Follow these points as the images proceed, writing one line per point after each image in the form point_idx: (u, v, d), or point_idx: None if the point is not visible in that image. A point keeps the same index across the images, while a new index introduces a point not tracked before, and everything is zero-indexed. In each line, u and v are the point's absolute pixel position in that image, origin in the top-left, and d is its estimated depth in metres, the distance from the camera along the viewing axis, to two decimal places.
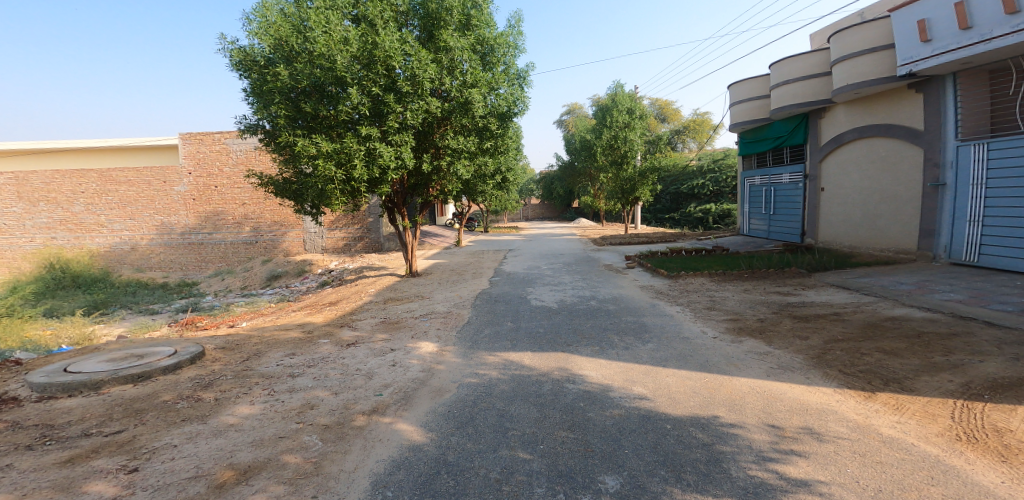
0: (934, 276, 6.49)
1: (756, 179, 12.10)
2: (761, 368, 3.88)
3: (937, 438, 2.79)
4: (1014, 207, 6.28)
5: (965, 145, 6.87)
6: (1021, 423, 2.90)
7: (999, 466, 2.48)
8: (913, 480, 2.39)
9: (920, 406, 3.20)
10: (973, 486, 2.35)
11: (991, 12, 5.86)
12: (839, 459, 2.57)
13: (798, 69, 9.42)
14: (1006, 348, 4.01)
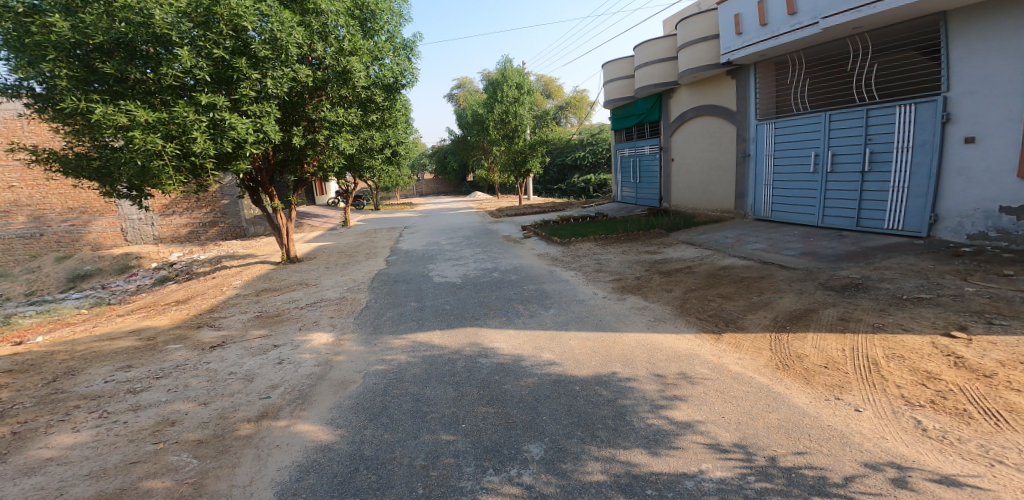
0: (746, 230, 7.88)
1: (624, 151, 13.34)
2: (643, 321, 4.43)
3: (765, 369, 3.46)
4: (791, 173, 7.84)
5: (761, 124, 8.34)
6: (810, 347, 3.75)
7: (806, 389, 3.18)
8: (758, 409, 2.94)
9: (750, 341, 3.94)
10: (790, 407, 2.97)
11: (778, 13, 7.09)
12: (707, 397, 3.07)
13: (650, 54, 10.48)
14: (793, 285, 5.11)
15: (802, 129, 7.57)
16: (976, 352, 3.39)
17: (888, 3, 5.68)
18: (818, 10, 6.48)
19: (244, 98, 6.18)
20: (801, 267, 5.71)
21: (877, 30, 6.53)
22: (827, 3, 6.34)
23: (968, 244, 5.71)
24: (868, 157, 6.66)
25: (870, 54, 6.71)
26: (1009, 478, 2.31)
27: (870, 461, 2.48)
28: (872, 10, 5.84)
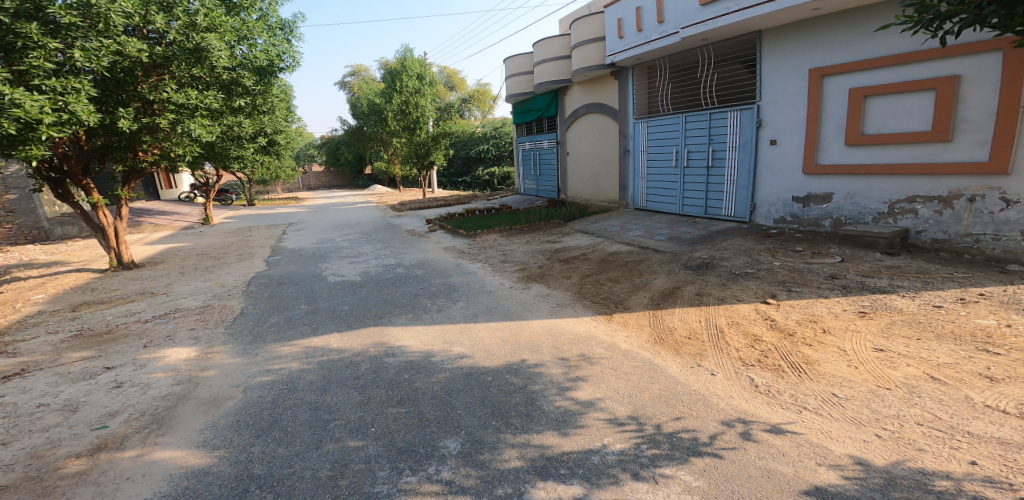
0: (629, 218, 8.58)
1: (525, 144, 13.78)
2: (547, 308, 4.67)
3: (647, 344, 3.82)
4: (658, 167, 8.70)
5: (636, 122, 9.08)
6: (679, 321, 4.23)
7: (676, 359, 3.57)
8: (643, 382, 3.23)
9: (635, 319, 4.32)
10: (666, 377, 3.31)
11: (650, 20, 7.75)
12: (605, 375, 3.31)
13: (546, 53, 10.91)
14: (664, 266, 5.70)
15: (666, 127, 8.43)
16: (785, 315, 4.23)
17: (727, 18, 6.48)
18: (680, 20, 7.19)
19: (35, 70, 5.04)
20: (669, 250, 6.38)
21: (715, 43, 7.47)
22: (686, 14, 7.07)
23: (773, 227, 6.96)
24: (710, 155, 7.70)
25: (712, 64, 7.64)
26: (813, 422, 2.80)
27: (727, 418, 2.85)
28: (714, 23, 6.64)
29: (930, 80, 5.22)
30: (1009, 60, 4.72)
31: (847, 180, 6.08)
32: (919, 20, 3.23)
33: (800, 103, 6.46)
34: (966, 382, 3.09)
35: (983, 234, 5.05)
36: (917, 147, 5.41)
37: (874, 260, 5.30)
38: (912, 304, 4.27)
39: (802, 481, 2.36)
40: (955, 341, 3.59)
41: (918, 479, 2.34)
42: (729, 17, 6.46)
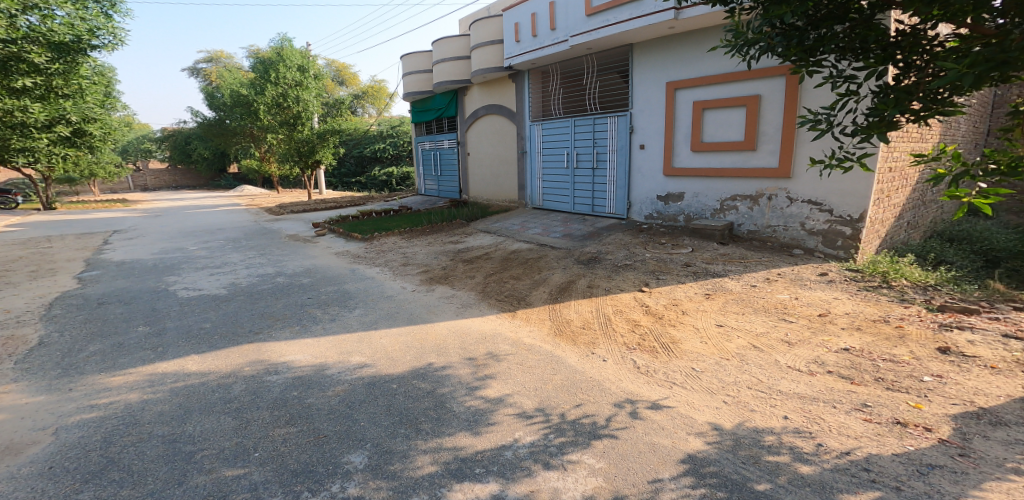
0: (528, 217, 8.87)
1: (425, 144, 13.54)
2: (452, 309, 4.73)
3: (548, 336, 4.04)
4: (552, 167, 9.14)
5: (532, 125, 9.42)
6: (574, 312, 4.55)
7: (570, 348, 3.81)
8: (547, 373, 3.39)
9: (536, 314, 4.55)
10: (567, 367, 3.49)
11: (543, 27, 8.11)
12: (512, 371, 3.43)
13: (445, 53, 10.85)
14: (559, 262, 6.05)
15: (558, 130, 8.88)
16: (655, 301, 4.74)
17: (607, 29, 7.00)
18: (570, 29, 7.62)
19: None
20: (563, 246, 6.76)
21: (600, 53, 8.03)
22: (574, 23, 7.53)
23: (644, 223, 7.65)
24: (595, 158, 8.26)
25: (596, 71, 8.20)
26: (682, 396, 3.15)
27: (617, 400, 3.08)
28: (597, 33, 7.15)
29: (743, 98, 6.17)
30: (790, 83, 5.71)
31: (694, 182, 6.94)
32: (730, 45, 3.59)
33: (658, 112, 7.23)
34: (777, 349, 3.78)
35: (783, 226, 6.14)
36: (738, 154, 6.38)
37: (714, 249, 6.17)
38: (738, 285, 5.08)
39: (678, 450, 2.64)
40: (765, 312, 4.44)
41: (755, 437, 2.77)
42: (609, 29, 6.99)
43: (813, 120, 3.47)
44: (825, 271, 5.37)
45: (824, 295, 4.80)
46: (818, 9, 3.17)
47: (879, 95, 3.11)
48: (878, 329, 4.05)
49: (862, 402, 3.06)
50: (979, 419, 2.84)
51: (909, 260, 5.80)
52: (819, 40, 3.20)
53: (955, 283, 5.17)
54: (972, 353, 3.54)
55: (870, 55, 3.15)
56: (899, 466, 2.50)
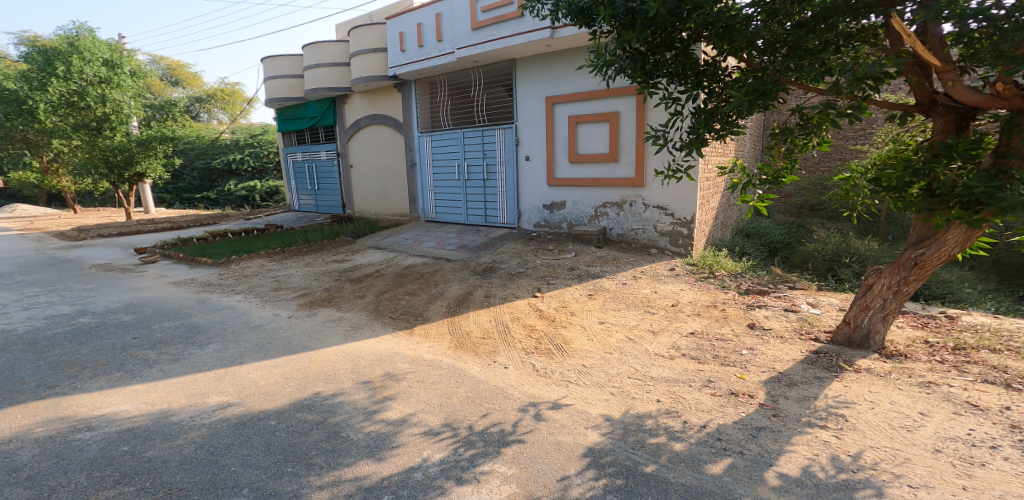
0: (422, 231, 8.69)
1: (297, 156, 12.43)
2: (340, 332, 4.41)
3: (449, 350, 4.06)
4: (443, 179, 9.10)
5: (420, 136, 9.26)
6: (473, 324, 4.61)
7: (474, 360, 3.89)
8: (452, 388, 3.41)
9: (435, 328, 4.52)
10: (471, 378, 3.57)
11: (429, 37, 8.10)
12: (413, 390, 3.37)
13: (316, 58, 10.06)
14: (455, 274, 6.09)
15: (447, 141, 8.87)
16: (547, 305, 5.05)
17: (491, 44, 7.18)
18: (456, 42, 7.70)
19: None
20: (459, 258, 6.78)
21: (485, 66, 8.17)
22: (460, 36, 7.64)
23: (533, 231, 8.00)
24: (486, 170, 8.41)
25: (483, 84, 8.36)
26: (577, 393, 3.38)
27: (521, 405, 3.22)
28: (481, 48, 7.28)
29: (606, 113, 6.86)
30: (641, 101, 6.51)
31: (573, 191, 7.46)
32: (593, 65, 3.90)
33: (539, 125, 7.64)
34: (645, 338, 4.24)
35: (643, 229, 6.92)
36: (605, 165, 7.04)
37: (593, 252, 6.81)
38: (613, 282, 5.67)
39: (579, 445, 2.81)
40: (635, 307, 4.94)
41: (638, 422, 3.06)
42: (493, 43, 7.16)
43: (654, 136, 4.06)
44: (672, 267, 6.16)
45: (673, 287, 5.51)
46: (655, 36, 3.68)
47: (696, 116, 3.81)
48: (712, 313, 4.78)
49: (708, 379, 3.57)
50: (780, 381, 3.51)
51: (725, 254, 6.96)
52: (656, 65, 3.76)
53: (755, 271, 6.34)
54: (772, 328, 4.41)
55: (689, 81, 3.80)
56: (739, 431, 2.97)
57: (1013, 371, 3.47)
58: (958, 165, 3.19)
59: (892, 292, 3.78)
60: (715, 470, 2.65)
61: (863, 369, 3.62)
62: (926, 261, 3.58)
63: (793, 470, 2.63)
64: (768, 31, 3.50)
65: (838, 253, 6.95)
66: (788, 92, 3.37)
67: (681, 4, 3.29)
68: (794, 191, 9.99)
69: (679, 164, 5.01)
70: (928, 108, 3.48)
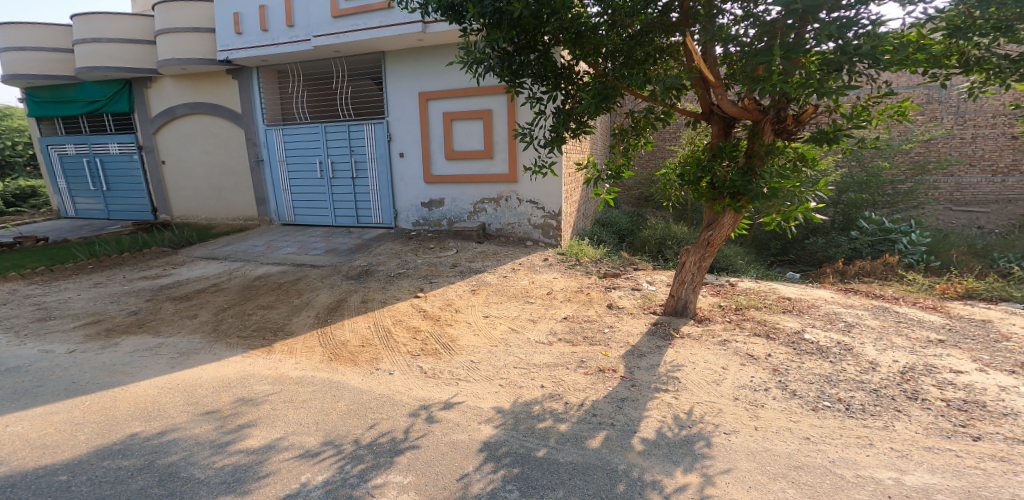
0: (274, 236, 7.89)
1: (68, 148, 10.30)
2: (162, 362, 3.79)
3: (322, 363, 3.79)
4: (301, 178, 8.40)
5: (268, 129, 8.39)
6: (350, 332, 4.35)
7: (355, 369, 3.69)
8: (329, 403, 3.21)
9: (301, 343, 4.15)
10: (350, 390, 3.39)
11: (277, 22, 7.34)
12: (279, 412, 3.10)
13: (91, 31, 8.46)
14: (325, 281, 5.66)
15: (304, 137, 8.18)
16: (431, 304, 4.96)
17: (355, 33, 6.79)
18: (311, 28, 7.12)
19: None
20: (327, 264, 6.30)
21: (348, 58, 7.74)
22: (317, 23, 7.08)
23: (412, 229, 7.86)
24: (354, 166, 7.97)
25: (346, 76, 7.95)
26: (468, 389, 3.41)
27: (411, 410, 3.16)
28: (345, 37, 6.83)
29: (479, 111, 7.02)
30: (512, 100, 6.83)
31: (451, 188, 7.50)
32: (463, 62, 3.90)
33: (411, 120, 7.46)
34: (527, 327, 4.40)
35: (518, 223, 7.30)
36: (481, 161, 7.23)
37: (474, 247, 6.94)
38: (495, 276, 5.78)
39: (474, 441, 2.86)
40: (517, 298, 5.09)
41: (527, 410, 3.18)
42: (358, 34, 6.77)
43: (521, 134, 4.19)
44: (545, 257, 6.52)
45: (548, 276, 5.80)
46: (520, 37, 3.79)
47: (555, 115, 4.05)
48: (580, 297, 5.14)
49: (581, 359, 3.83)
50: (634, 354, 3.93)
51: (588, 242, 7.58)
52: (521, 66, 3.89)
53: (610, 256, 6.99)
54: (625, 306, 4.90)
55: (550, 82, 4.00)
56: (608, 404, 3.25)
57: (769, 323, 4.53)
58: (727, 164, 4.03)
59: (697, 267, 4.47)
60: (594, 443, 2.87)
61: (686, 335, 4.26)
62: (714, 239, 4.30)
63: (651, 432, 2.97)
64: (611, 40, 3.84)
65: (664, 236, 7.98)
66: (621, 97, 3.88)
67: (541, 7, 3.45)
68: (633, 184, 11.05)
69: (544, 161, 5.25)
70: (707, 116, 4.21)
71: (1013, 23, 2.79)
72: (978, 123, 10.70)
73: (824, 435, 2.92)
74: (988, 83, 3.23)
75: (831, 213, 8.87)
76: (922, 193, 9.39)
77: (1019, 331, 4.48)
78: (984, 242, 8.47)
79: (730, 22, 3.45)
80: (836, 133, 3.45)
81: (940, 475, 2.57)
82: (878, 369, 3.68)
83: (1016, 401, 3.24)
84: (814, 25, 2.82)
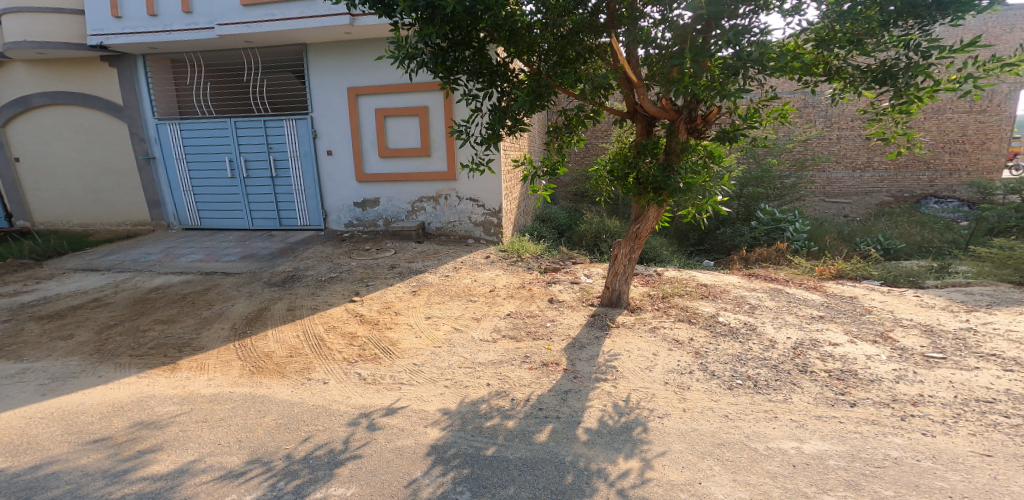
0: (174, 242, 7.22)
1: None
2: (29, 390, 3.41)
3: (241, 378, 3.56)
4: (206, 178, 7.76)
5: (161, 124, 7.67)
6: (274, 343, 4.10)
7: (282, 381, 3.51)
8: (251, 420, 3.06)
9: (214, 358, 3.86)
10: (277, 404, 3.23)
11: (170, 7, 6.72)
12: (190, 433, 2.92)
13: None
14: (241, 289, 5.28)
15: (209, 133, 7.56)
16: (368, 308, 4.80)
17: (270, 23, 6.42)
18: (215, 16, 6.59)
19: None
20: (243, 270, 5.89)
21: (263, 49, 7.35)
22: (222, 12, 6.58)
23: (344, 231, 7.56)
24: (273, 164, 7.50)
25: (259, 68, 7.49)
26: (411, 393, 3.34)
27: (350, 419, 3.06)
28: (258, 28, 6.44)
29: (415, 108, 6.91)
30: (448, 96, 6.79)
31: (385, 187, 7.31)
32: (394, 57, 3.75)
33: (339, 117, 7.17)
34: (470, 326, 4.37)
35: (458, 221, 7.26)
36: (417, 159, 7.12)
37: (413, 247, 6.80)
38: (437, 276, 5.68)
39: (421, 446, 2.81)
40: (461, 298, 5.04)
41: (474, 409, 3.15)
42: (272, 24, 6.42)
43: (456, 131, 4.12)
44: (488, 255, 6.51)
45: (490, 274, 5.79)
46: (454, 33, 3.73)
47: (491, 113, 4.02)
48: (522, 293, 5.17)
49: (525, 354, 3.86)
50: (575, 346, 4.01)
51: (529, 238, 7.66)
52: (455, 62, 3.84)
53: (549, 251, 7.10)
54: (565, 300, 5.00)
55: (485, 79, 3.98)
56: (553, 397, 3.30)
57: (691, 309, 4.80)
58: (649, 160, 4.23)
59: (628, 259, 4.63)
60: (541, 437, 2.90)
61: (620, 324, 4.42)
62: (641, 232, 4.47)
63: (594, 422, 3.04)
64: (546, 40, 3.88)
65: (599, 230, 8.21)
66: (553, 95, 4.00)
67: (475, 3, 3.39)
68: (570, 181, 11.37)
69: (481, 158, 5.23)
70: (630, 115, 4.37)
71: (861, 38, 3.22)
72: (841, 126, 11.98)
73: (739, 412, 3.13)
74: (846, 90, 3.68)
75: (735, 205, 9.48)
76: (801, 188, 10.28)
77: (878, 305, 5.10)
78: (850, 228, 9.55)
79: (650, 25, 3.54)
80: (736, 132, 3.80)
81: (831, 441, 2.83)
82: (777, 346, 4.03)
83: (881, 368, 3.67)
84: (717, 31, 3.07)
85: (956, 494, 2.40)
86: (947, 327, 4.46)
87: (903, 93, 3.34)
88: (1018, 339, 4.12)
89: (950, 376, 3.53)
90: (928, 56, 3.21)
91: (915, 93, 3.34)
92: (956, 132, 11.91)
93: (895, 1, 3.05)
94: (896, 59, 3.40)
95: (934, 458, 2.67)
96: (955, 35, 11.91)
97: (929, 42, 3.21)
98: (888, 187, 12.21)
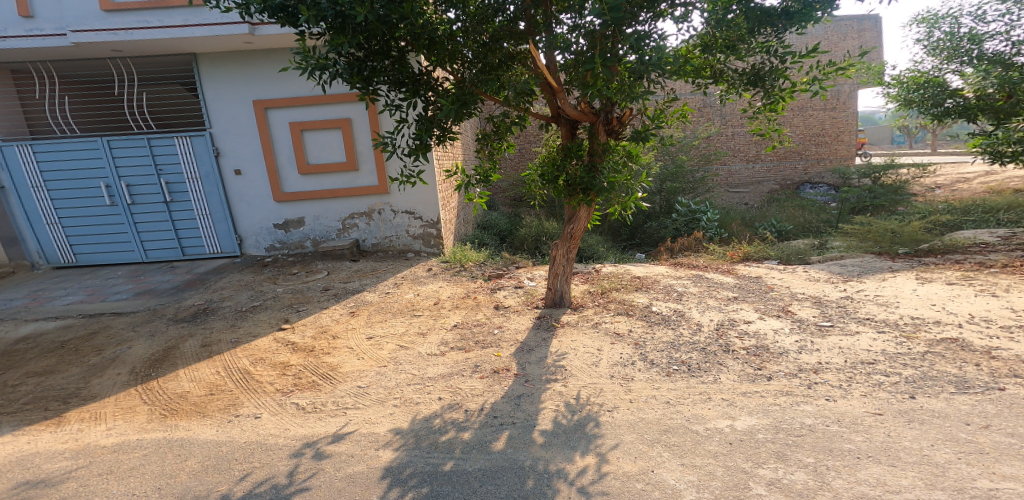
0: (44, 285, 6.36)
1: None
2: None
3: (151, 424, 3.24)
4: (79, 207, 6.92)
5: (6, 146, 6.63)
6: (189, 382, 3.77)
7: (205, 421, 3.24)
8: (171, 465, 2.81)
9: (113, 406, 3.47)
10: (200, 445, 2.98)
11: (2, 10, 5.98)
12: (94, 488, 2.65)
13: None
14: (139, 329, 4.78)
15: (78, 156, 6.74)
16: (301, 335, 4.53)
17: (147, 32, 5.85)
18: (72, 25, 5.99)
19: None
20: (140, 309, 5.33)
21: (137, 59, 6.66)
22: (77, 17, 6.07)
23: (266, 255, 7.14)
24: (165, 188, 6.89)
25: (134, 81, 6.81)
26: (357, 417, 3.20)
27: (292, 451, 2.88)
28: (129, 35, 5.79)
29: (336, 120, 6.69)
30: (370, 107, 6.64)
31: (309, 205, 6.99)
32: (301, 68, 3.51)
33: (251, 134, 6.77)
34: (417, 342, 4.25)
35: (395, 235, 7.11)
36: (343, 174, 6.89)
37: (348, 267, 6.55)
38: (375, 295, 5.50)
39: (372, 470, 2.70)
40: (402, 314, 4.91)
41: (426, 426, 3.07)
42: (149, 32, 5.85)
43: (380, 144, 3.91)
44: (428, 267, 6.41)
45: (433, 287, 5.69)
46: (371, 43, 3.62)
47: (417, 123, 3.93)
48: (467, 303, 5.13)
49: (474, 364, 3.82)
50: (523, 350, 4.03)
51: (469, 247, 7.64)
52: (373, 72, 3.69)
53: (491, 257, 7.12)
54: (510, 305, 5.03)
55: (407, 89, 3.89)
56: (506, 403, 3.29)
57: (627, 302, 4.98)
58: (576, 162, 4.35)
59: (566, 259, 4.72)
60: (498, 445, 2.88)
61: (565, 323, 4.50)
62: (576, 232, 4.60)
63: (548, 423, 3.07)
64: (468, 46, 3.88)
65: (538, 233, 8.35)
66: (480, 102, 3.93)
67: (389, 11, 3.29)
68: (506, 186, 11.44)
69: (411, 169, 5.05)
70: (555, 119, 4.44)
71: (735, 44, 3.55)
72: (733, 123, 13.06)
73: (678, 397, 3.29)
74: (729, 92, 4.00)
75: (656, 200, 10.00)
76: (708, 180, 11.00)
77: (779, 282, 5.58)
78: (749, 214, 10.40)
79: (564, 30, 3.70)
80: (647, 132, 3.94)
81: (757, 416, 3.04)
82: (702, 329, 4.29)
83: (786, 341, 4.00)
84: (622, 38, 3.24)
85: (863, 453, 2.66)
86: (832, 297, 4.96)
87: (771, 94, 3.71)
88: (887, 302, 4.68)
89: (840, 342, 3.91)
90: (785, 60, 3.60)
91: (779, 94, 3.71)
92: (818, 127, 13.30)
93: (756, 11, 3.38)
94: (762, 63, 3.76)
95: (839, 421, 2.94)
96: (803, 43, 13.49)
97: (784, 48, 3.58)
98: (775, 177, 13.40)
